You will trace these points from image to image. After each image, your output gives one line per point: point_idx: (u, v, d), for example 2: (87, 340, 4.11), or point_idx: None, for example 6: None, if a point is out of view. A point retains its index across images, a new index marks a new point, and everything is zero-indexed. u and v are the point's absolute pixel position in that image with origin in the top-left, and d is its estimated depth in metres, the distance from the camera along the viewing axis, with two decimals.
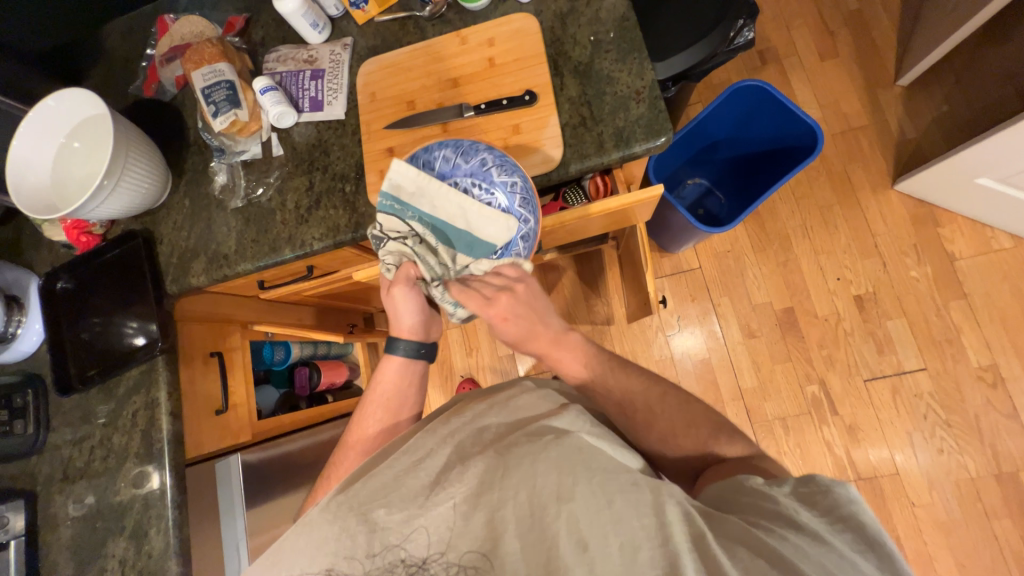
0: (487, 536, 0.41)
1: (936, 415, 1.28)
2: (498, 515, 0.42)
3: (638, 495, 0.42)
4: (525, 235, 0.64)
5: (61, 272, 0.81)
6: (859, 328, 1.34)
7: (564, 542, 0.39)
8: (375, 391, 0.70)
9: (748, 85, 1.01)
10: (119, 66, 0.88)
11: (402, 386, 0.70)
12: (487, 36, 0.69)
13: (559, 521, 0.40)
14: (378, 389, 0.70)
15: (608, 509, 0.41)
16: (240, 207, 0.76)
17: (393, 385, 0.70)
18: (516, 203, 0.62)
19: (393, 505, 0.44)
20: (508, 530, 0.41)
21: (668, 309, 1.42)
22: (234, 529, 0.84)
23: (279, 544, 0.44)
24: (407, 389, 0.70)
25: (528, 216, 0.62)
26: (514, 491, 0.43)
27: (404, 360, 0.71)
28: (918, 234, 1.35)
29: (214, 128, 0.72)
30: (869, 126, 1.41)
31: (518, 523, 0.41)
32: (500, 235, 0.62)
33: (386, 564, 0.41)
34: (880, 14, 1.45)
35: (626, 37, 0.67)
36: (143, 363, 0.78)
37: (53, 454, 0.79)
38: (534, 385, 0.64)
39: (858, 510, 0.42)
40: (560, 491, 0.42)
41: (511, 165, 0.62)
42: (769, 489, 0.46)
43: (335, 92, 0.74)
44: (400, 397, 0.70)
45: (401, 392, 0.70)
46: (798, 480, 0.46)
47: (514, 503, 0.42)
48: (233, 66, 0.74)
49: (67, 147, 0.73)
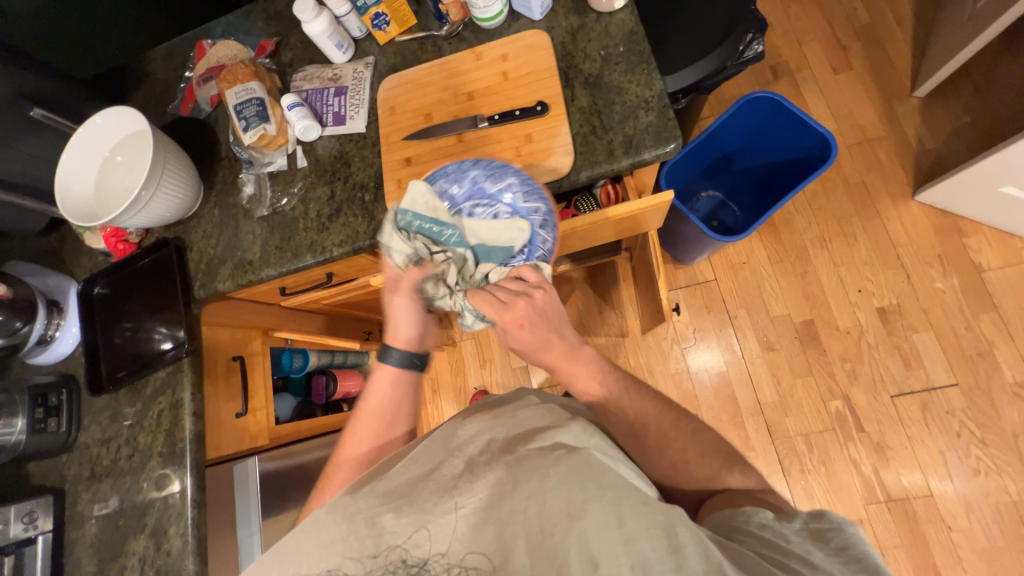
0: (497, 550, 0.41)
1: (970, 433, 1.22)
2: (507, 531, 0.42)
3: (650, 515, 0.42)
4: (543, 224, 0.67)
5: (99, 278, 0.85)
6: (884, 341, 1.30)
7: (574, 561, 0.39)
8: (367, 404, 0.67)
9: (760, 97, 1.02)
10: (160, 87, 0.94)
11: (391, 397, 0.67)
12: (501, 52, 0.72)
13: (570, 540, 0.40)
14: (371, 399, 0.67)
15: (620, 530, 0.40)
16: (266, 216, 0.80)
17: (389, 396, 0.67)
18: (520, 200, 0.66)
19: (401, 510, 0.44)
20: (518, 546, 0.41)
21: (684, 321, 1.41)
22: (250, 532, 0.85)
23: (287, 541, 0.45)
24: (399, 400, 0.67)
25: (536, 204, 0.65)
26: (524, 504, 0.43)
27: (395, 369, 0.68)
28: (942, 246, 1.32)
29: (245, 141, 0.76)
30: (886, 137, 1.40)
31: (527, 538, 0.41)
32: (515, 236, 0.66)
33: (387, 565, 0.41)
34: (893, 27, 1.45)
35: (635, 50, 0.69)
36: (169, 366, 0.81)
37: (82, 452, 0.82)
38: (539, 401, 0.64)
39: (868, 555, 0.41)
40: (572, 509, 0.42)
41: (500, 168, 0.66)
42: (778, 525, 0.45)
43: (357, 107, 0.78)
44: (393, 407, 0.67)
45: (393, 403, 0.67)
46: (808, 516, 0.45)
47: (524, 518, 0.42)
48: (263, 85, 0.79)
49: (111, 161, 0.79)
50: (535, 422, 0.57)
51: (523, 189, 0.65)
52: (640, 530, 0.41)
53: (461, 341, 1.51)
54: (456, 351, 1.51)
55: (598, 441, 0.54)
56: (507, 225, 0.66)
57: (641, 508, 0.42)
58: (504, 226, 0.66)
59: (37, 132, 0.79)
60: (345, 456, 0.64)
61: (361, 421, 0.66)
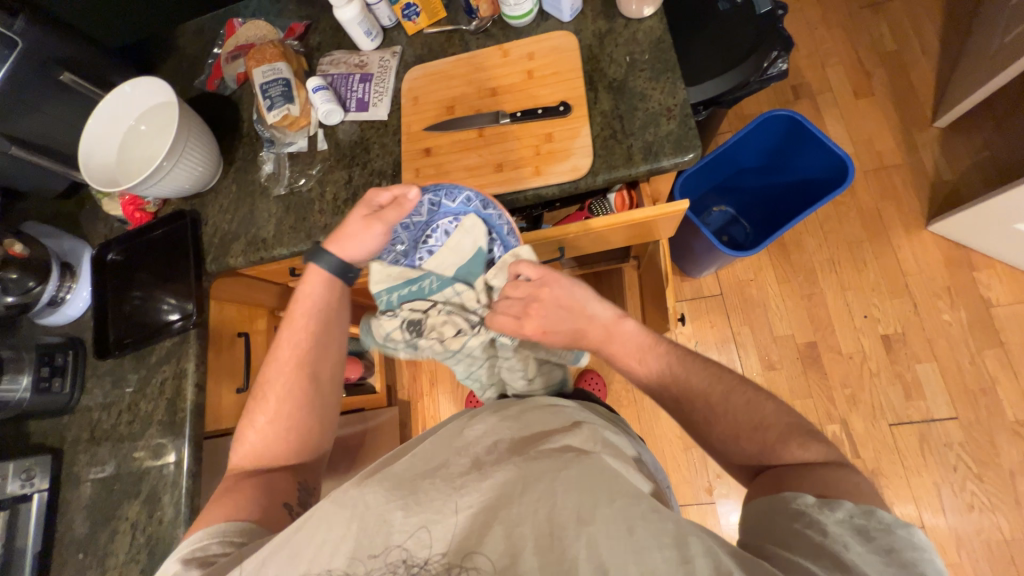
0: (505, 551, 0.41)
1: (967, 468, 1.21)
2: (516, 531, 0.42)
3: (660, 524, 0.42)
4: (483, 202, 0.67)
5: (113, 244, 0.86)
6: (886, 369, 1.30)
7: (583, 564, 0.39)
8: (297, 307, 0.68)
9: (779, 115, 1.02)
10: (187, 62, 0.95)
11: (318, 303, 0.68)
12: (528, 51, 0.73)
13: (579, 543, 0.40)
14: (302, 300, 0.68)
15: (630, 537, 0.41)
16: (283, 195, 0.81)
17: (317, 301, 0.68)
18: (447, 203, 0.69)
19: (409, 508, 0.45)
20: (527, 548, 0.41)
21: (686, 334, 1.41)
22: None
23: (293, 536, 0.45)
24: (325, 306, 0.68)
25: (459, 193, 0.68)
26: (533, 506, 0.44)
27: (324, 275, 0.68)
28: (952, 278, 1.32)
29: (268, 120, 0.77)
30: (903, 165, 1.39)
31: (536, 539, 0.42)
32: (478, 234, 0.69)
33: (387, 565, 0.42)
34: (918, 56, 1.45)
35: (661, 58, 0.69)
36: (175, 336, 0.81)
37: (84, 415, 0.83)
38: (550, 402, 0.67)
39: (921, 554, 0.41)
40: (580, 512, 0.42)
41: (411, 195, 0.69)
42: (822, 516, 0.44)
43: (381, 94, 0.78)
44: (318, 311, 0.68)
45: (319, 309, 0.68)
46: (856, 510, 0.44)
47: (532, 519, 0.43)
48: (290, 66, 0.80)
49: (136, 130, 0.80)
50: (540, 425, 0.59)
51: (443, 195, 0.69)
52: (651, 537, 0.41)
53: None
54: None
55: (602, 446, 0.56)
56: (464, 235, 0.70)
57: (651, 514, 0.43)
58: (459, 236, 0.70)
59: (64, 96, 0.80)
60: (279, 358, 0.66)
61: (288, 325, 0.67)
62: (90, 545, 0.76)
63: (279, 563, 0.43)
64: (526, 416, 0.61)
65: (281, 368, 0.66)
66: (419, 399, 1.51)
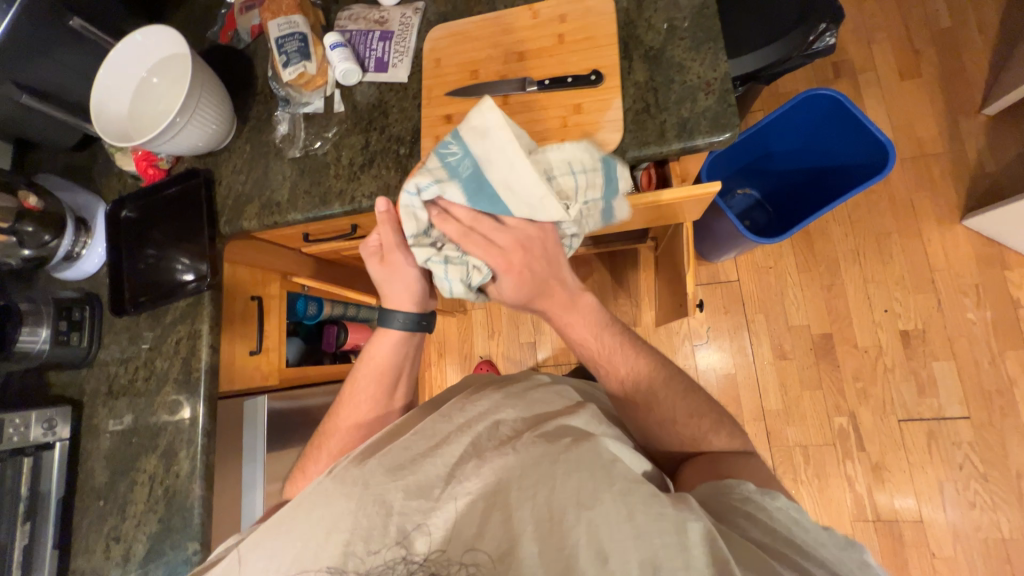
0: (506, 537, 0.41)
1: (973, 467, 1.20)
2: (516, 516, 0.42)
3: (661, 509, 0.42)
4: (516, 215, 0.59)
5: (127, 201, 0.85)
6: (901, 365, 1.28)
7: (583, 551, 0.40)
8: (365, 367, 0.73)
9: (821, 94, 0.96)
10: (199, 11, 0.91)
11: (399, 349, 0.74)
12: (559, 12, 0.68)
13: (580, 529, 0.41)
14: (369, 361, 0.73)
15: (630, 526, 0.41)
16: (298, 158, 0.78)
17: (392, 353, 0.73)
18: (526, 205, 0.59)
19: (409, 490, 0.45)
20: (526, 533, 0.41)
21: (699, 319, 1.39)
22: (254, 466, 0.88)
23: (294, 514, 0.46)
24: (403, 353, 0.74)
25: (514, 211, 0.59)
26: (532, 492, 0.43)
27: (401, 334, 0.73)
28: (982, 275, 1.27)
29: (283, 78, 0.74)
30: (943, 154, 1.32)
31: (535, 525, 0.41)
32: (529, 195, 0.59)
33: (388, 560, 0.41)
34: (973, 35, 1.35)
35: (703, 27, 0.64)
36: (189, 297, 0.81)
37: (101, 369, 0.84)
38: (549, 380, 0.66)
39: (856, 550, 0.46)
40: (579, 497, 0.42)
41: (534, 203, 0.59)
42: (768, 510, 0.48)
43: (401, 55, 0.75)
44: (397, 361, 0.74)
45: (396, 354, 0.74)
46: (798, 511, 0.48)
47: (532, 506, 0.42)
48: (307, 20, 0.76)
49: (147, 82, 0.77)
50: (543, 403, 0.58)
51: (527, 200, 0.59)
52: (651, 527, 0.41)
53: (473, 310, 1.51)
54: (466, 319, 1.51)
55: (605, 427, 0.56)
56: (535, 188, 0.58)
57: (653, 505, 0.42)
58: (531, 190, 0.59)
59: (74, 43, 0.77)
60: (359, 390, 0.73)
61: (368, 366, 0.73)
62: (110, 492, 0.79)
63: (284, 541, 0.44)
64: (530, 394, 0.59)
65: (358, 393, 0.73)
66: (427, 369, 1.52)
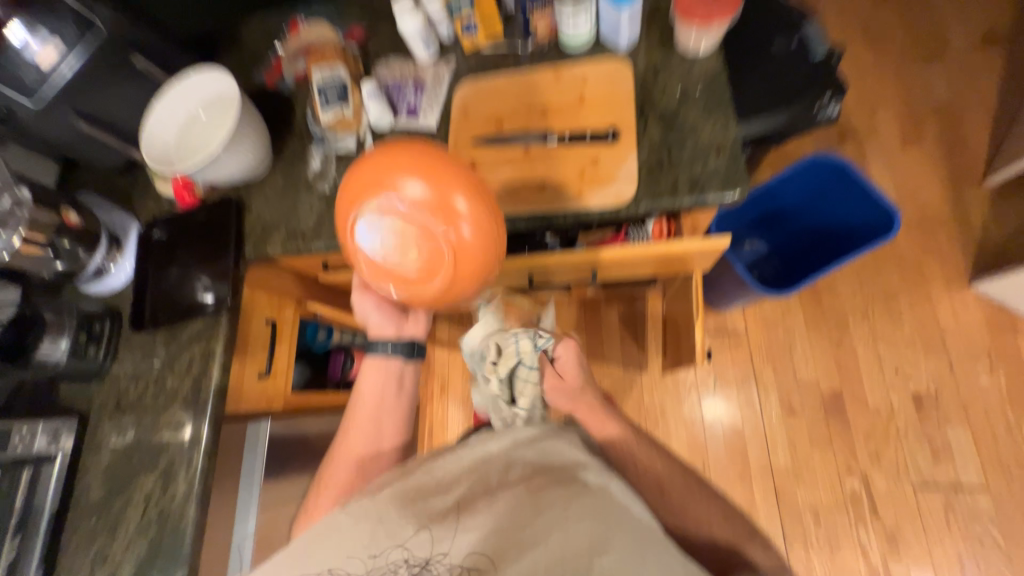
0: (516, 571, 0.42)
1: (995, 543, 1.14)
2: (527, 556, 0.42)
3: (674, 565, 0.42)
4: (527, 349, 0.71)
5: (159, 223, 0.90)
6: (915, 429, 1.24)
7: None
8: (358, 399, 0.76)
9: (826, 159, 1.00)
10: (249, 55, 0.99)
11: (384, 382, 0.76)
12: (581, 75, 0.74)
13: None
14: (360, 391, 0.76)
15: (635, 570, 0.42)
16: (327, 192, 0.83)
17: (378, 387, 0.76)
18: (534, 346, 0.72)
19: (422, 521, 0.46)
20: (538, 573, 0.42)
21: (706, 368, 1.38)
22: (250, 493, 0.86)
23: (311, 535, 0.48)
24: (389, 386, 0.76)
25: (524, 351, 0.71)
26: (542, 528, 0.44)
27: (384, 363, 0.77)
28: (993, 341, 1.26)
29: (321, 119, 0.80)
30: (949, 219, 1.35)
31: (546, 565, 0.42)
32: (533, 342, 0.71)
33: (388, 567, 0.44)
34: (973, 111, 1.42)
35: (714, 94, 0.69)
36: (209, 317, 0.84)
37: (112, 383, 0.85)
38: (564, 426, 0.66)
39: None
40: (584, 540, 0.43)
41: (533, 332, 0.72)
42: None
43: (432, 104, 0.80)
44: (383, 393, 0.76)
45: (383, 386, 0.76)
46: None
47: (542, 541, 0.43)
48: (348, 69, 0.83)
49: (196, 116, 0.83)
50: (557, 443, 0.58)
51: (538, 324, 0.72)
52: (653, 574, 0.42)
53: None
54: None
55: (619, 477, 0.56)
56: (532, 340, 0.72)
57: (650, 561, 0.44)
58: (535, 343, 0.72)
59: (133, 78, 0.84)
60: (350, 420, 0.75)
61: (362, 392, 0.76)
62: (103, 510, 0.77)
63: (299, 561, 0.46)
64: (539, 436, 0.57)
65: (355, 418, 0.75)
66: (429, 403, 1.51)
